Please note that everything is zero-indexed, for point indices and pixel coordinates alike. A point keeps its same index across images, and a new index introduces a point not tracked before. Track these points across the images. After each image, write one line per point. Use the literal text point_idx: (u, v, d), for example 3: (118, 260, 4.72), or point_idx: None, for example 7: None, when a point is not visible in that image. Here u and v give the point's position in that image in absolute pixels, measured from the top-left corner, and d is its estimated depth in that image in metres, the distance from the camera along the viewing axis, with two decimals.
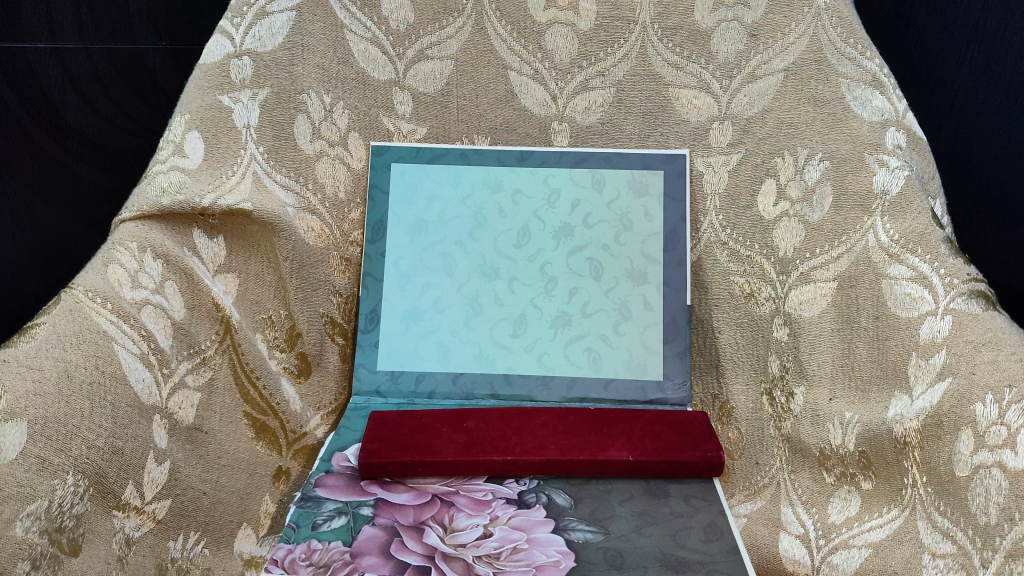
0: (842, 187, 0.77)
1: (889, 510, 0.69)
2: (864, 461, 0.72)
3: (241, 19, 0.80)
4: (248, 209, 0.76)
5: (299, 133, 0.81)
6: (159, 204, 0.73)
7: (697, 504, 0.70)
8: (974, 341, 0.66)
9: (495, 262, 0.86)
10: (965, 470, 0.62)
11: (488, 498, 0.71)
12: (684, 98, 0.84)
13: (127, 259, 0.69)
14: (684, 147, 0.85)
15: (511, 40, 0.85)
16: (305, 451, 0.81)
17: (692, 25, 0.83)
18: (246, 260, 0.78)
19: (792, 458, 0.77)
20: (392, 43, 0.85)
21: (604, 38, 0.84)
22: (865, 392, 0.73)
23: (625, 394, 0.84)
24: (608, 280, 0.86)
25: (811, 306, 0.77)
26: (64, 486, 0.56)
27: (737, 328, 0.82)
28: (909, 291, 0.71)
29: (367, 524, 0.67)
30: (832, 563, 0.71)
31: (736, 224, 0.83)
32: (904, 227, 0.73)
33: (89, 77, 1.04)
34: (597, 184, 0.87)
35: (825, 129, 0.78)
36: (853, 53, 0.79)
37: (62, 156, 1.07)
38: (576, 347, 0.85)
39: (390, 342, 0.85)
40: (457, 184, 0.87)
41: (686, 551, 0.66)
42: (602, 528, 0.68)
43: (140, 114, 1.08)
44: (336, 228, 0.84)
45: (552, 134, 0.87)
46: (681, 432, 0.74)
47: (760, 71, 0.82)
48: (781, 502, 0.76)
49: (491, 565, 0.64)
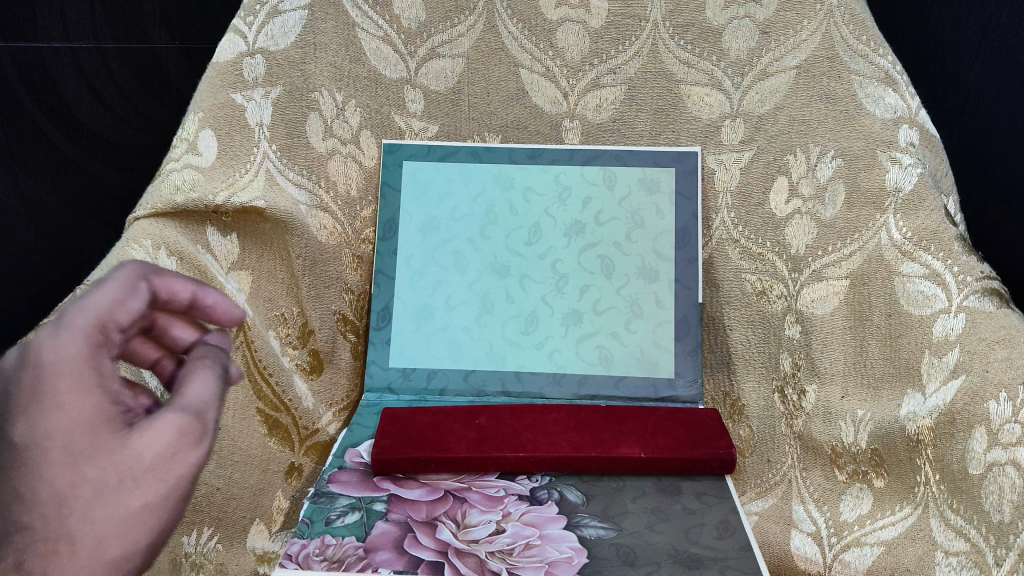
0: (854, 185, 0.76)
1: (902, 508, 0.70)
2: (876, 459, 0.72)
3: (254, 18, 0.80)
4: (262, 207, 0.76)
5: (312, 132, 0.81)
6: (172, 202, 0.74)
7: (709, 501, 0.71)
8: (986, 339, 0.66)
9: (506, 259, 0.87)
10: (977, 468, 0.62)
11: (500, 494, 0.71)
12: (696, 95, 0.84)
13: (141, 257, 0.69)
14: (696, 145, 0.85)
15: (522, 39, 0.85)
16: (317, 448, 0.82)
17: (704, 23, 0.83)
18: (258, 257, 0.78)
19: (803, 456, 0.76)
20: (404, 42, 0.85)
21: (615, 36, 0.85)
22: (877, 391, 0.73)
23: (636, 391, 0.84)
24: (619, 278, 0.86)
25: (823, 305, 0.77)
26: None
27: (749, 326, 0.82)
28: (922, 289, 0.71)
29: (380, 519, 0.67)
30: (845, 561, 0.72)
31: (748, 221, 0.83)
32: (917, 224, 0.73)
33: (103, 75, 1.06)
34: (609, 182, 0.87)
35: (837, 127, 0.78)
36: (866, 50, 0.78)
37: (76, 154, 1.08)
38: (587, 345, 0.85)
39: (402, 339, 0.86)
40: (468, 182, 0.88)
41: (699, 547, 0.66)
42: (615, 524, 0.68)
43: (154, 113, 1.10)
44: (348, 225, 0.85)
45: (564, 132, 0.88)
46: (691, 428, 0.74)
47: (772, 69, 0.81)
48: (792, 500, 0.76)
49: (504, 560, 0.64)
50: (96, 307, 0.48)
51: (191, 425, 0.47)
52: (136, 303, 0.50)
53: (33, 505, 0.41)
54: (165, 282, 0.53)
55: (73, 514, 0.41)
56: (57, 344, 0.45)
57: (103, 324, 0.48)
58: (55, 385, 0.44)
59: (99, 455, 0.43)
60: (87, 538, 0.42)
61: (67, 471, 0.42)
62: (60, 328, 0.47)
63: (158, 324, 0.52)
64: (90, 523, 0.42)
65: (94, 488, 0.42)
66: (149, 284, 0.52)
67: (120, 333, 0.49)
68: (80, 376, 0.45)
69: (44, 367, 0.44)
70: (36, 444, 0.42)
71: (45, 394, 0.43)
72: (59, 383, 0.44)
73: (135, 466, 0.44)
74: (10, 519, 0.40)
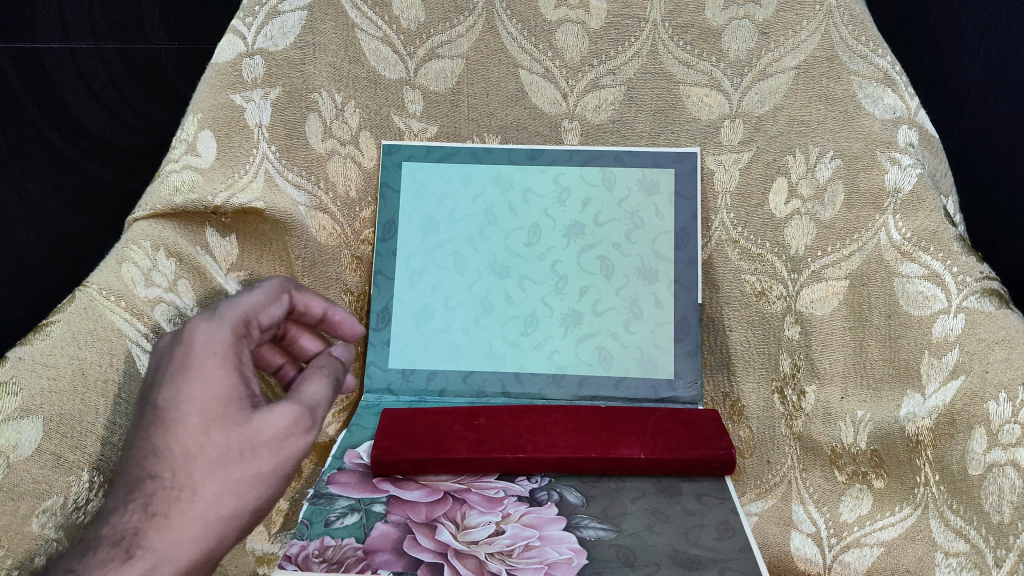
0: (854, 185, 0.76)
1: (902, 508, 0.70)
2: (875, 460, 0.72)
3: (253, 19, 0.80)
4: (261, 207, 0.76)
5: (311, 132, 0.81)
6: (172, 202, 0.73)
7: (708, 501, 0.70)
8: (986, 339, 0.65)
9: (505, 260, 0.87)
10: (978, 469, 0.62)
11: (499, 495, 0.71)
12: (695, 96, 0.84)
13: (140, 258, 0.69)
14: (696, 146, 0.85)
15: (522, 39, 0.86)
16: (317, 450, 0.81)
17: (703, 23, 0.83)
18: (258, 258, 0.79)
19: (803, 457, 0.76)
20: (404, 42, 0.85)
21: (614, 37, 0.85)
22: (877, 391, 0.73)
23: (636, 392, 0.84)
24: (619, 278, 0.86)
25: (823, 305, 0.76)
26: (79, 483, 0.57)
27: (749, 326, 0.82)
28: (922, 289, 0.71)
29: (379, 521, 0.67)
30: (845, 562, 0.72)
31: (748, 222, 0.83)
32: (916, 225, 0.73)
33: (102, 76, 1.06)
34: (608, 182, 0.87)
35: (836, 128, 0.78)
36: (865, 51, 0.78)
37: (74, 154, 1.08)
38: (586, 346, 0.85)
39: (401, 340, 0.86)
40: (468, 183, 0.88)
41: (698, 548, 0.66)
42: (614, 525, 0.68)
43: (153, 114, 1.10)
44: (348, 226, 0.85)
45: (563, 133, 0.88)
46: (691, 429, 0.74)
47: (771, 69, 0.81)
48: (792, 500, 0.76)
49: (503, 562, 0.64)
50: (244, 305, 0.54)
51: (303, 415, 0.50)
52: (277, 309, 0.57)
53: (166, 458, 0.47)
54: (303, 297, 0.60)
55: (200, 469, 0.47)
56: (209, 330, 0.51)
57: (247, 320, 0.54)
58: (200, 361, 0.50)
59: (227, 428, 0.48)
60: (206, 490, 0.47)
61: (200, 433, 0.48)
62: (213, 318, 0.52)
63: (290, 334, 0.63)
64: (212, 478, 0.47)
65: (221, 451, 0.48)
66: (289, 297, 0.59)
67: (258, 333, 0.55)
68: (222, 357, 0.50)
69: (190, 349, 0.50)
70: (175, 408, 0.48)
71: (191, 366, 0.49)
72: (202, 360, 0.50)
73: (254, 439, 0.48)
74: (144, 469, 0.48)
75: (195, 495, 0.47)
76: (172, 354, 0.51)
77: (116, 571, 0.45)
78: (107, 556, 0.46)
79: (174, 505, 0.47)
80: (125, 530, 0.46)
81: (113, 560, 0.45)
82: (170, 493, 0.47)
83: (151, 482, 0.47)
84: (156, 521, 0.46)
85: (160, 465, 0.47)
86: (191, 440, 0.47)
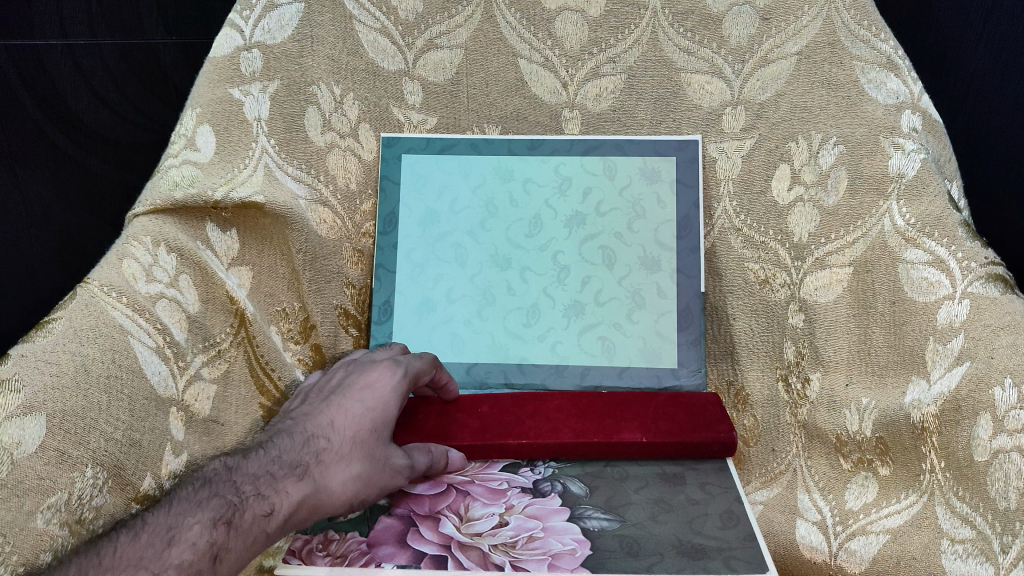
0: (857, 171, 0.76)
1: (907, 495, 0.69)
2: (881, 447, 0.71)
3: (250, 12, 0.80)
4: (261, 202, 0.75)
5: (310, 125, 0.80)
6: (171, 198, 0.73)
7: (713, 491, 0.70)
8: (992, 324, 0.65)
9: (506, 252, 0.86)
10: (983, 455, 0.62)
11: (503, 487, 0.71)
12: (696, 83, 0.84)
13: (140, 253, 0.69)
14: (696, 133, 0.85)
15: (520, 28, 0.85)
16: None
17: (703, 10, 0.82)
18: (259, 252, 0.78)
19: (808, 444, 0.76)
20: (402, 33, 0.85)
21: (614, 24, 0.85)
22: (882, 377, 0.72)
23: (640, 382, 0.83)
24: (621, 268, 0.85)
25: (826, 292, 0.76)
26: (83, 479, 0.57)
27: (752, 314, 0.81)
28: (926, 275, 0.70)
29: (383, 514, 0.67)
30: (850, 549, 0.70)
31: (750, 210, 0.82)
32: (920, 210, 0.72)
33: (101, 73, 1.07)
34: (609, 172, 0.87)
35: (839, 113, 0.77)
36: (867, 35, 0.78)
37: (74, 151, 1.08)
38: (589, 336, 0.85)
39: (403, 332, 0.85)
40: (467, 174, 0.88)
41: (703, 538, 0.65)
42: (618, 515, 0.68)
43: (152, 109, 1.11)
44: (348, 219, 0.84)
45: (564, 122, 0.87)
46: (690, 412, 0.75)
47: (772, 55, 0.81)
48: (796, 489, 0.75)
49: (507, 554, 0.63)
50: (418, 365, 0.71)
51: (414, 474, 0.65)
52: (430, 376, 0.73)
53: (341, 432, 0.63)
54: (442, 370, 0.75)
55: (356, 452, 0.62)
56: (393, 375, 0.69)
57: (416, 377, 0.71)
58: (381, 390, 0.67)
59: (380, 440, 0.64)
60: (354, 468, 0.61)
61: (366, 431, 0.64)
62: (398, 367, 0.69)
63: None
64: (359, 464, 0.62)
65: (370, 451, 0.63)
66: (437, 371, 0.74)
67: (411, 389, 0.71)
68: (398, 397, 0.67)
69: (378, 380, 0.68)
70: (358, 408, 0.65)
71: (377, 389, 0.67)
72: (384, 390, 0.67)
73: (388, 460, 0.63)
74: (321, 431, 0.63)
75: (348, 465, 0.61)
76: (365, 375, 0.68)
77: (292, 485, 0.58)
78: (286, 472, 0.59)
79: (333, 465, 0.61)
80: (301, 460, 0.60)
81: (290, 477, 0.59)
82: (334, 455, 0.61)
83: (324, 440, 0.62)
84: (321, 466, 0.60)
85: (335, 435, 0.62)
86: (358, 433, 0.63)
